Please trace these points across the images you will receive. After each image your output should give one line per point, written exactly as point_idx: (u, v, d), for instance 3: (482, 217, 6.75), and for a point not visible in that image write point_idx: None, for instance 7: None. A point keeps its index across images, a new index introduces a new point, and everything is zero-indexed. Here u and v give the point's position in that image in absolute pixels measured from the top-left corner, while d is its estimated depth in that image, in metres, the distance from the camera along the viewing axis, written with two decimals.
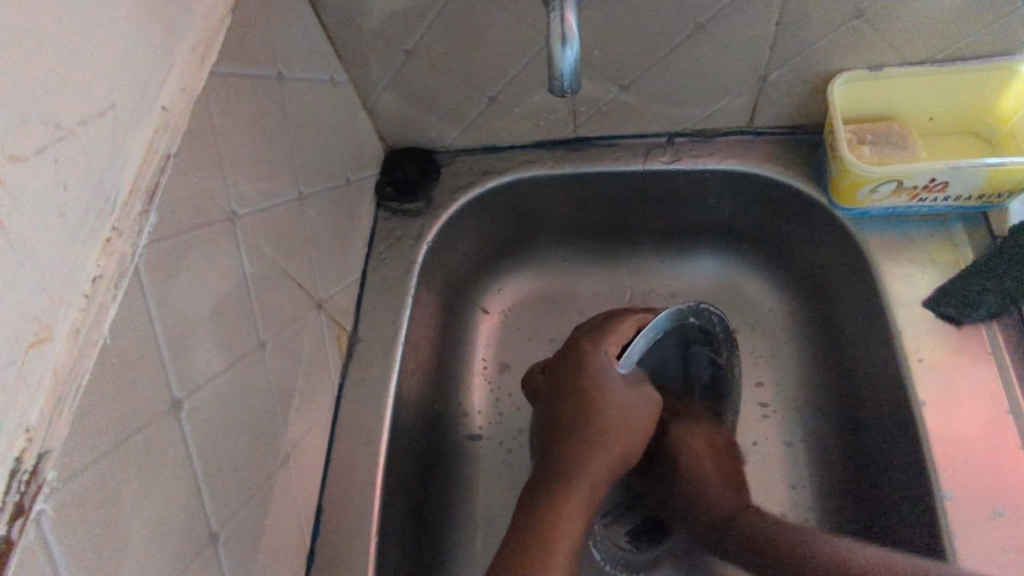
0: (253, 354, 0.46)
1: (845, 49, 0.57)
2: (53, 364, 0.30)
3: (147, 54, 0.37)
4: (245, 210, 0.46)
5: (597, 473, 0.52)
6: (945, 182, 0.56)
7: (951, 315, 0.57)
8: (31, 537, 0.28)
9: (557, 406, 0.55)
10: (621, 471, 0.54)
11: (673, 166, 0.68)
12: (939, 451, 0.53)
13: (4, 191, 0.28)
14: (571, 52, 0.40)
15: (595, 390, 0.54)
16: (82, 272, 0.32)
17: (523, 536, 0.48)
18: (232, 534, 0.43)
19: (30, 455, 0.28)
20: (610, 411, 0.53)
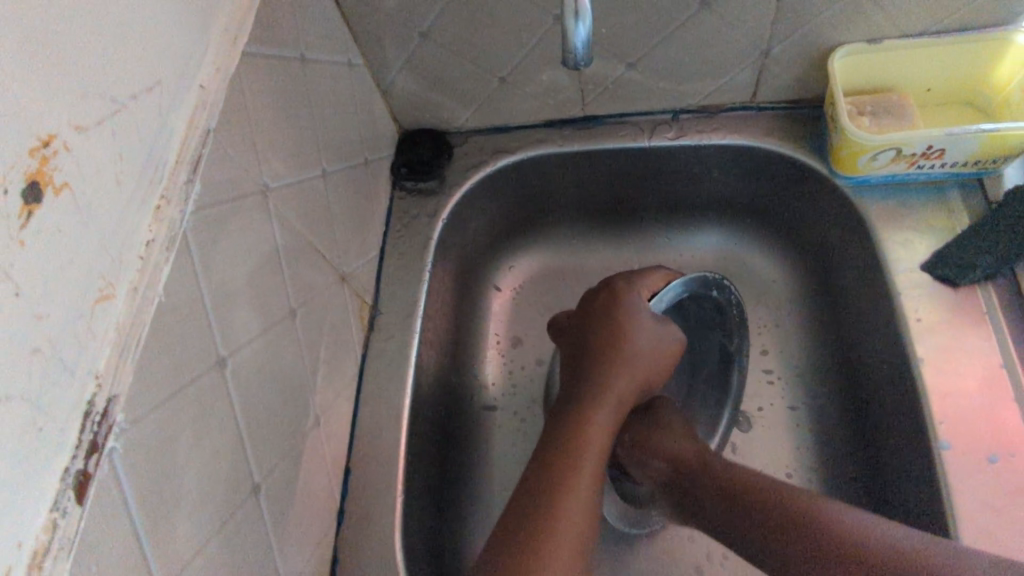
0: (285, 320, 0.49)
1: (844, 23, 0.59)
2: (116, 318, 0.33)
3: (187, 33, 0.39)
4: (276, 185, 0.49)
5: (624, 393, 0.54)
6: (942, 149, 0.58)
7: (948, 277, 0.59)
8: (105, 471, 0.31)
9: (589, 333, 0.57)
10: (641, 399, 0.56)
11: (679, 141, 0.70)
12: (937, 405, 0.55)
13: (71, 157, 0.30)
14: (583, 27, 0.42)
15: (625, 322, 0.56)
16: (138, 235, 0.35)
17: (555, 450, 0.49)
18: (272, 486, 0.46)
19: (100, 398, 0.31)
20: (642, 343, 0.55)
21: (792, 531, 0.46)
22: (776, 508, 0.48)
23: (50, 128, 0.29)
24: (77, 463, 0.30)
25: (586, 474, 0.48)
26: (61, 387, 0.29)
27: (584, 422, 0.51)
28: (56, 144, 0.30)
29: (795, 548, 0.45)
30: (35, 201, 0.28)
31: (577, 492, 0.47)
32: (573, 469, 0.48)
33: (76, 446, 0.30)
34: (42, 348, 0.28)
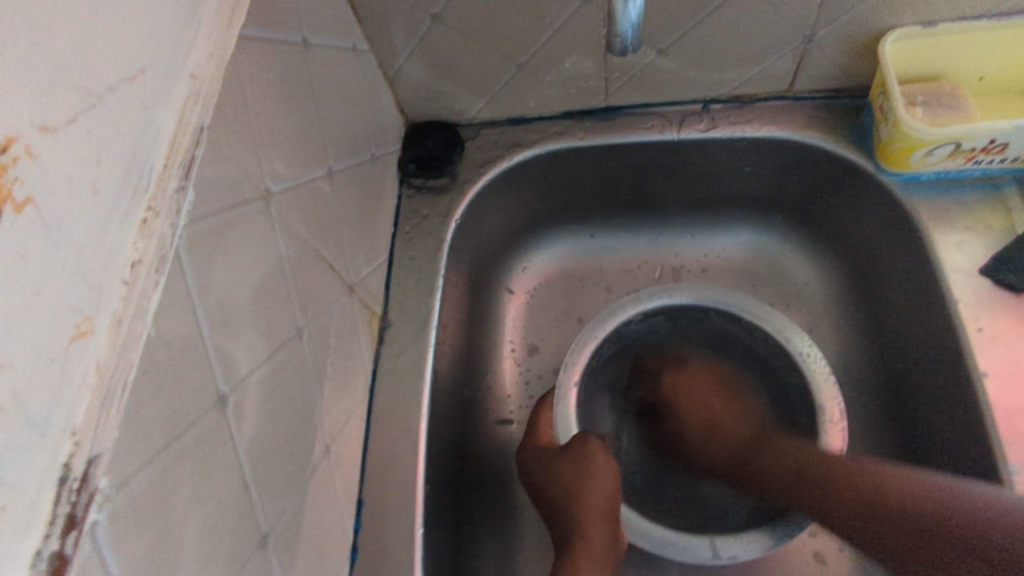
0: (292, 342, 0.43)
1: (898, 4, 0.54)
2: (96, 359, 0.27)
3: (175, 14, 0.33)
4: (279, 188, 0.43)
5: (575, 478, 0.56)
6: (1005, 143, 0.54)
7: (1011, 282, 0.55)
8: (86, 551, 0.26)
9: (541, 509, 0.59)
10: (602, 466, 0.57)
11: (710, 134, 0.65)
12: (1003, 421, 0.51)
13: (33, 164, 0.25)
14: (634, 8, 0.37)
15: (579, 452, 0.57)
16: (121, 256, 0.29)
17: None
18: (283, 533, 0.41)
19: (78, 460, 0.26)
20: (562, 459, 0.57)
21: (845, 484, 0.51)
22: (824, 471, 0.52)
23: (8, 129, 0.23)
24: (52, 544, 0.24)
25: (599, 547, 0.54)
26: (28, 454, 0.24)
27: (576, 514, 0.56)
28: (16, 149, 0.24)
29: (851, 500, 0.50)
30: None
31: (593, 560, 0.53)
32: (584, 549, 0.54)
33: (51, 522, 0.24)
34: (3, 406, 0.23)
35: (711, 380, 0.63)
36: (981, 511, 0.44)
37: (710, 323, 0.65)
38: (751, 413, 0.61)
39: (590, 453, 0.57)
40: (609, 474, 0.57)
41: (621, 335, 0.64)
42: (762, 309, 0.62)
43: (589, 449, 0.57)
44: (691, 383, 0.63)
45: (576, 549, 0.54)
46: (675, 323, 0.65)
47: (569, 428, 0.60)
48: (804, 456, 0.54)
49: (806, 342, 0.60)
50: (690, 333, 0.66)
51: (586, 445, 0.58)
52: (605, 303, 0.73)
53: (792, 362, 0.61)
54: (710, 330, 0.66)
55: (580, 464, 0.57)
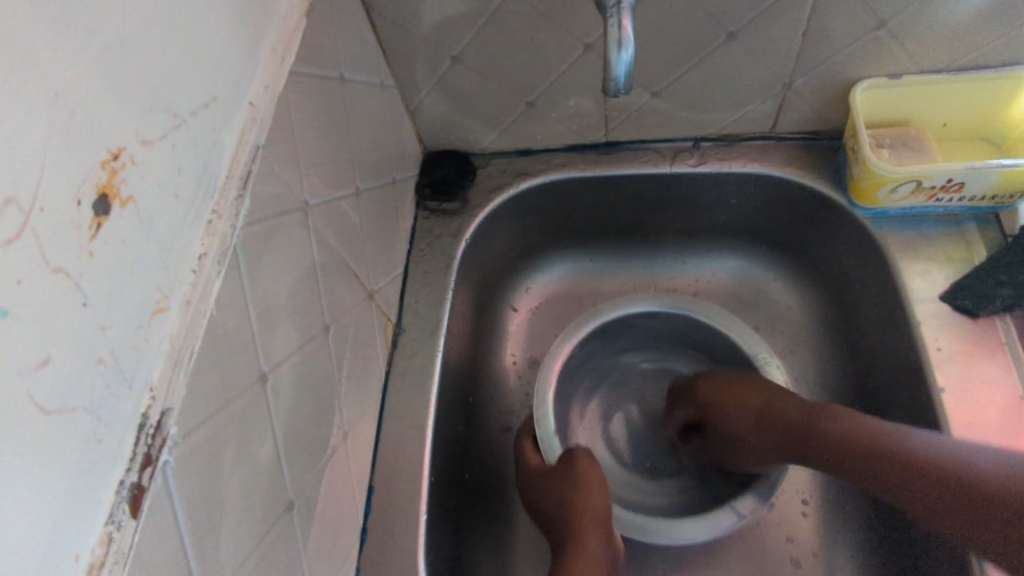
0: (320, 337, 0.49)
1: (865, 58, 0.61)
2: (170, 331, 0.33)
3: (240, 54, 0.40)
4: (315, 201, 0.50)
5: (558, 496, 0.60)
6: (961, 182, 0.60)
7: (968, 307, 0.60)
8: (158, 484, 0.31)
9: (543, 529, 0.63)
10: (585, 471, 0.61)
11: (699, 169, 0.71)
12: (958, 432, 0.56)
13: (135, 169, 0.31)
14: (626, 56, 0.44)
15: (563, 467, 0.62)
16: (191, 249, 0.35)
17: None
18: (305, 503, 0.46)
19: (155, 411, 0.31)
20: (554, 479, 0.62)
21: (892, 469, 0.50)
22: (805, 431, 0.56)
23: (119, 142, 0.30)
24: (132, 476, 0.30)
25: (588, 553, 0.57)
26: (119, 400, 0.29)
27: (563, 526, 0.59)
28: (124, 158, 0.30)
29: (857, 463, 0.52)
30: (103, 213, 0.29)
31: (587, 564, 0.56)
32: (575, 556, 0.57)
33: (131, 459, 0.30)
34: (104, 358, 0.29)
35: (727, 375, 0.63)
36: (949, 452, 0.48)
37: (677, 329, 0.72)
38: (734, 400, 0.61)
39: (566, 470, 0.61)
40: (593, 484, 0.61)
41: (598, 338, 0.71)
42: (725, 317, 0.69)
43: (573, 460, 0.62)
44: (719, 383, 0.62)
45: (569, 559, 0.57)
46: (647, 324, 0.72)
47: (553, 449, 0.64)
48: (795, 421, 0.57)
49: (751, 336, 0.67)
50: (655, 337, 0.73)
51: (572, 456, 0.62)
52: None
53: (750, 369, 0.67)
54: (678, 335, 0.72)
55: (564, 477, 0.61)
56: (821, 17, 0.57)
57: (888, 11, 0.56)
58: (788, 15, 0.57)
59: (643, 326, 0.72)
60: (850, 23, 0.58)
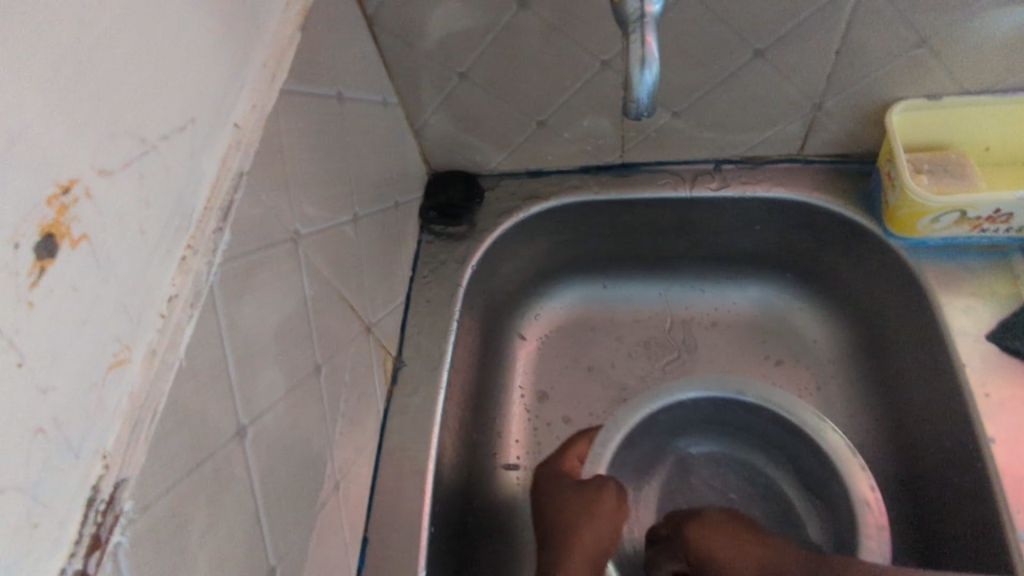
0: (310, 378, 0.45)
1: (903, 78, 0.57)
2: (130, 387, 0.29)
3: (224, 72, 0.36)
4: (307, 230, 0.45)
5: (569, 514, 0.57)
6: (1010, 213, 0.55)
7: (1018, 349, 0.55)
8: (108, 571, 0.27)
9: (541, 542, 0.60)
10: (608, 507, 0.56)
11: (721, 193, 0.67)
12: (1010, 488, 0.51)
13: (92, 203, 0.27)
14: (650, 75, 0.39)
15: (596, 489, 0.57)
16: (159, 292, 0.31)
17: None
18: (289, 567, 0.41)
19: (107, 483, 0.27)
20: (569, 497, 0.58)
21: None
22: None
23: (71, 172, 0.26)
24: (75, 564, 0.26)
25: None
26: (63, 474, 0.25)
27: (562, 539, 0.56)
28: (77, 191, 0.26)
29: None
30: (48, 255, 0.25)
31: None
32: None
33: (76, 542, 0.26)
34: (45, 427, 0.24)
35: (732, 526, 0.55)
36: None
37: (759, 423, 0.62)
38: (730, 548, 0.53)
39: (596, 499, 0.56)
40: (607, 529, 0.56)
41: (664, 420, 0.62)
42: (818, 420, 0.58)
43: (602, 493, 0.57)
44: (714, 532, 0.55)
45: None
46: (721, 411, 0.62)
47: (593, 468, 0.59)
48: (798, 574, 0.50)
49: (838, 437, 0.57)
50: (745, 424, 0.63)
51: (601, 489, 0.57)
52: (616, 353, 0.74)
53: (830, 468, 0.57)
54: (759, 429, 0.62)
55: (582, 502, 0.57)
56: (858, 34, 0.53)
57: (931, 28, 0.52)
58: (822, 32, 0.53)
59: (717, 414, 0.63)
60: (889, 40, 0.53)
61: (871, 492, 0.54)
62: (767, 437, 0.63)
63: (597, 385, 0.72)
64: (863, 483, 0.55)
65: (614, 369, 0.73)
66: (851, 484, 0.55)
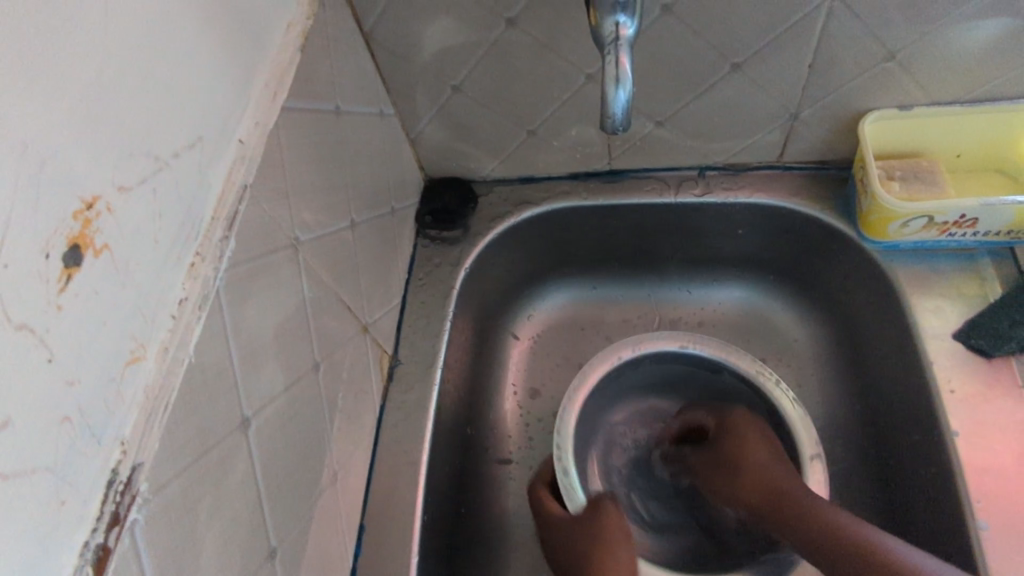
0: (309, 375, 0.48)
1: (874, 90, 0.59)
2: (145, 381, 0.32)
3: (230, 93, 0.40)
4: (307, 237, 0.49)
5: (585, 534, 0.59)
6: (975, 218, 0.58)
7: (981, 347, 0.58)
8: (126, 544, 0.30)
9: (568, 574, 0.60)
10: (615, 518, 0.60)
11: (704, 199, 0.70)
12: (971, 480, 0.54)
13: (112, 217, 0.30)
14: (623, 93, 0.42)
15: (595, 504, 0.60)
16: (171, 295, 0.34)
17: None
18: (290, 548, 0.44)
19: (124, 467, 0.30)
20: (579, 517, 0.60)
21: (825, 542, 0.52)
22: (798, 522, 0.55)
23: (93, 190, 0.29)
24: (97, 537, 0.29)
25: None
26: (86, 458, 0.29)
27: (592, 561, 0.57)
28: (99, 206, 0.29)
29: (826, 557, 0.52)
30: (74, 264, 0.28)
31: None
32: None
33: (97, 518, 0.29)
34: (71, 416, 0.28)
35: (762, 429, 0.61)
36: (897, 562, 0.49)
37: (695, 371, 0.69)
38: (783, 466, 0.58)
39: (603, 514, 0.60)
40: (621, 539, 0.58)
41: (614, 382, 0.69)
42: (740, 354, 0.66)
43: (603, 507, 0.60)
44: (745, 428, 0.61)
45: None
46: (661, 365, 0.69)
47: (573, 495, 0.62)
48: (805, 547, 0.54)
49: (774, 378, 0.65)
50: (688, 376, 0.70)
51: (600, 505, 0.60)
52: (603, 350, 0.77)
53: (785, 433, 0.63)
54: (691, 376, 0.70)
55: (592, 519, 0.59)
56: (829, 48, 0.56)
57: (898, 43, 0.55)
58: (795, 47, 0.56)
59: (650, 370, 0.70)
60: (859, 55, 0.56)
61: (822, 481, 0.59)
62: (704, 388, 0.70)
63: None
64: (818, 472, 0.60)
65: None
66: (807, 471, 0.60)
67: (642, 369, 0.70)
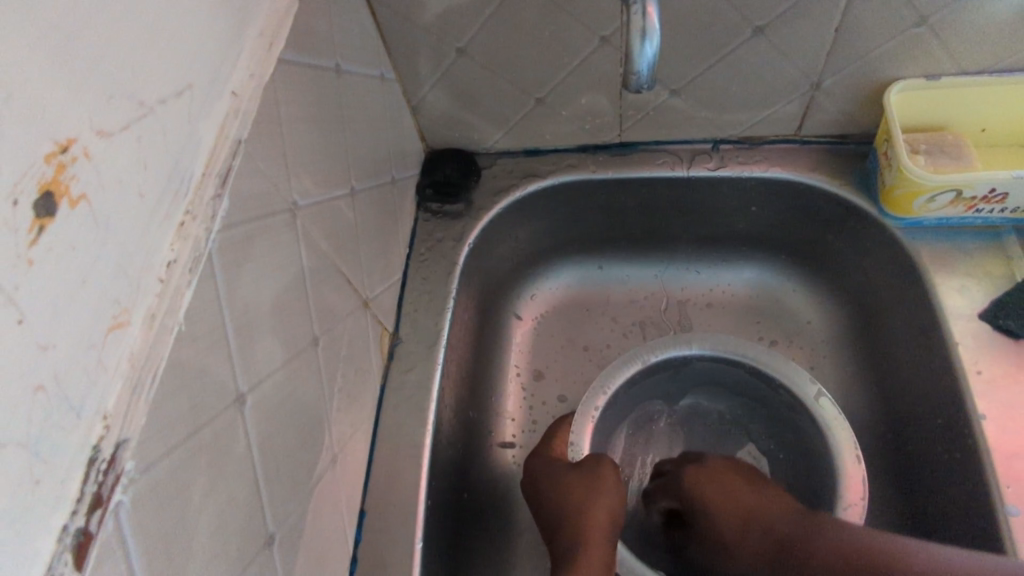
0: (308, 351, 0.45)
1: (901, 58, 0.57)
2: (130, 349, 0.29)
3: (221, 38, 0.36)
4: (305, 203, 0.45)
5: (572, 491, 0.58)
6: (1004, 193, 0.56)
7: (1009, 328, 0.56)
8: (109, 528, 0.27)
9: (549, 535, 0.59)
10: (608, 477, 0.58)
11: (718, 173, 0.67)
12: (1000, 465, 0.52)
13: (90, 163, 0.27)
14: (650, 48, 0.39)
15: (594, 467, 0.59)
16: (158, 256, 0.31)
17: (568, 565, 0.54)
18: (288, 535, 0.42)
19: (108, 443, 0.27)
20: (567, 476, 0.59)
21: None
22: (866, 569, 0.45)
23: (69, 132, 0.26)
24: (77, 521, 0.26)
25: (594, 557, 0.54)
26: (64, 433, 0.25)
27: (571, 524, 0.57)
28: (75, 150, 0.26)
29: None
30: (47, 213, 0.25)
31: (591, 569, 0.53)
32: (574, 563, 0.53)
33: (77, 500, 0.26)
34: (45, 386, 0.24)
35: (724, 462, 0.60)
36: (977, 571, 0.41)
37: (733, 375, 0.64)
38: (778, 496, 0.55)
39: (593, 478, 0.58)
40: (613, 496, 0.57)
41: (644, 382, 0.64)
42: (757, 351, 0.62)
43: (600, 469, 0.59)
44: (711, 477, 0.58)
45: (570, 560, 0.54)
46: (696, 368, 0.64)
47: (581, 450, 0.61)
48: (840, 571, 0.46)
49: (811, 384, 0.59)
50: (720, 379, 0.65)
51: (598, 465, 0.59)
52: (611, 332, 0.74)
53: (803, 410, 0.60)
54: (692, 375, 0.66)
55: (581, 482, 0.58)
56: (857, 12, 0.53)
57: (931, 7, 0.52)
58: (822, 9, 0.53)
59: (659, 377, 0.65)
60: (888, 19, 0.53)
61: (854, 453, 0.57)
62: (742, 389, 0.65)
63: (592, 365, 0.73)
64: (844, 435, 0.58)
65: (610, 350, 0.73)
66: (832, 441, 0.58)
67: (683, 370, 0.65)
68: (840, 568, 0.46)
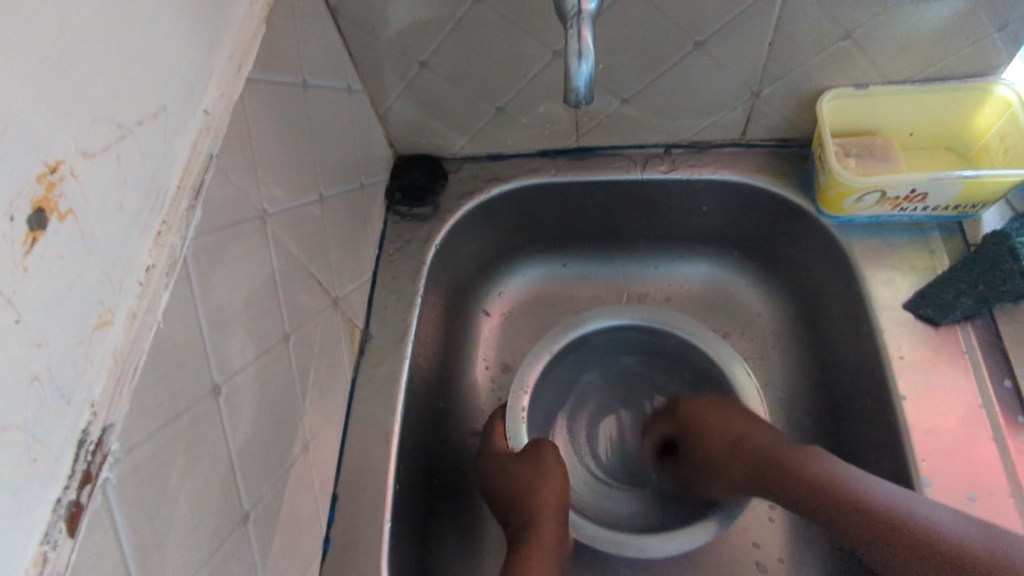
0: (279, 346, 0.48)
1: (831, 69, 0.61)
2: (114, 344, 0.33)
3: (193, 61, 0.39)
4: (274, 210, 0.49)
5: (519, 478, 0.62)
6: (925, 193, 0.61)
7: (929, 316, 0.61)
8: (98, 501, 0.31)
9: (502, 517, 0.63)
10: (550, 461, 0.62)
11: (669, 175, 0.72)
12: (918, 442, 0.57)
13: (76, 181, 0.30)
14: (586, 67, 0.43)
15: (535, 452, 0.63)
16: (138, 261, 0.35)
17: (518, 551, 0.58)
18: (262, 514, 0.45)
19: (95, 428, 0.31)
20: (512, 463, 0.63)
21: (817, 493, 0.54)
22: (832, 495, 0.53)
23: (57, 154, 0.29)
24: (70, 494, 0.30)
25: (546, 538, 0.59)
26: (57, 417, 0.29)
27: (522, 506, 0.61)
28: (63, 171, 0.30)
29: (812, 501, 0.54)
30: (39, 227, 0.28)
31: (544, 550, 0.58)
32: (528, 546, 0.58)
33: (69, 476, 0.30)
34: (40, 376, 0.28)
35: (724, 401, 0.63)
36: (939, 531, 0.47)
37: (672, 352, 0.70)
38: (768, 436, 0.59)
39: (536, 463, 0.62)
40: (558, 478, 0.61)
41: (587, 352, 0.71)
42: (694, 327, 0.69)
43: (543, 454, 0.62)
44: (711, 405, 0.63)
45: (524, 541, 0.59)
46: (637, 341, 0.71)
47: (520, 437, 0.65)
48: (810, 486, 0.54)
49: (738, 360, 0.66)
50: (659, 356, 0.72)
51: (541, 450, 0.63)
52: None
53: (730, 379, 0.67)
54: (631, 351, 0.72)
55: (527, 469, 0.62)
56: (787, 28, 0.58)
57: (854, 23, 0.57)
58: (755, 25, 0.57)
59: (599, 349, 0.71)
60: (816, 34, 0.58)
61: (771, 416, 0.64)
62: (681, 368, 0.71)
63: None
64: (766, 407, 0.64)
65: None
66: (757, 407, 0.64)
67: (626, 343, 0.72)
68: (813, 491, 0.54)
